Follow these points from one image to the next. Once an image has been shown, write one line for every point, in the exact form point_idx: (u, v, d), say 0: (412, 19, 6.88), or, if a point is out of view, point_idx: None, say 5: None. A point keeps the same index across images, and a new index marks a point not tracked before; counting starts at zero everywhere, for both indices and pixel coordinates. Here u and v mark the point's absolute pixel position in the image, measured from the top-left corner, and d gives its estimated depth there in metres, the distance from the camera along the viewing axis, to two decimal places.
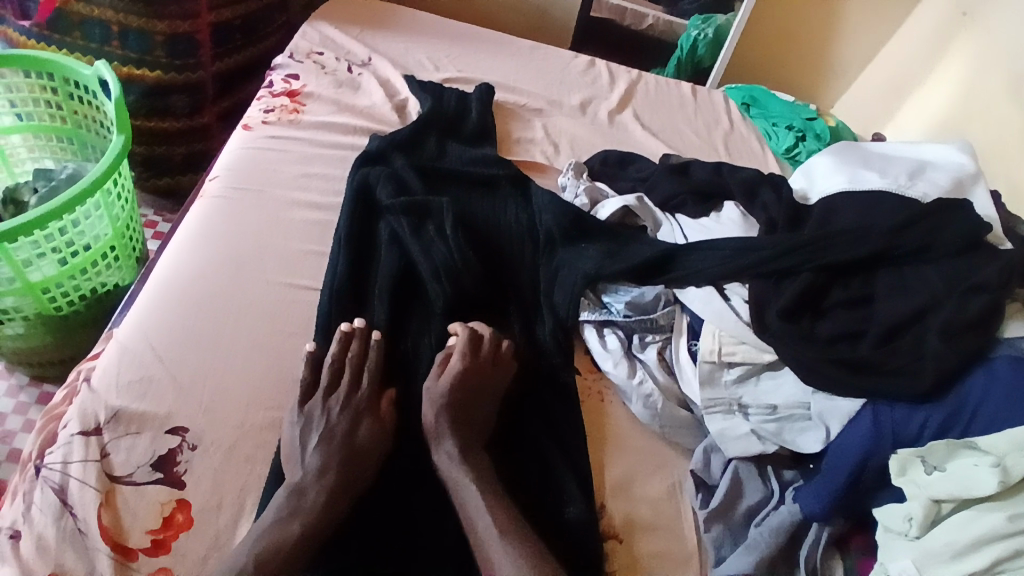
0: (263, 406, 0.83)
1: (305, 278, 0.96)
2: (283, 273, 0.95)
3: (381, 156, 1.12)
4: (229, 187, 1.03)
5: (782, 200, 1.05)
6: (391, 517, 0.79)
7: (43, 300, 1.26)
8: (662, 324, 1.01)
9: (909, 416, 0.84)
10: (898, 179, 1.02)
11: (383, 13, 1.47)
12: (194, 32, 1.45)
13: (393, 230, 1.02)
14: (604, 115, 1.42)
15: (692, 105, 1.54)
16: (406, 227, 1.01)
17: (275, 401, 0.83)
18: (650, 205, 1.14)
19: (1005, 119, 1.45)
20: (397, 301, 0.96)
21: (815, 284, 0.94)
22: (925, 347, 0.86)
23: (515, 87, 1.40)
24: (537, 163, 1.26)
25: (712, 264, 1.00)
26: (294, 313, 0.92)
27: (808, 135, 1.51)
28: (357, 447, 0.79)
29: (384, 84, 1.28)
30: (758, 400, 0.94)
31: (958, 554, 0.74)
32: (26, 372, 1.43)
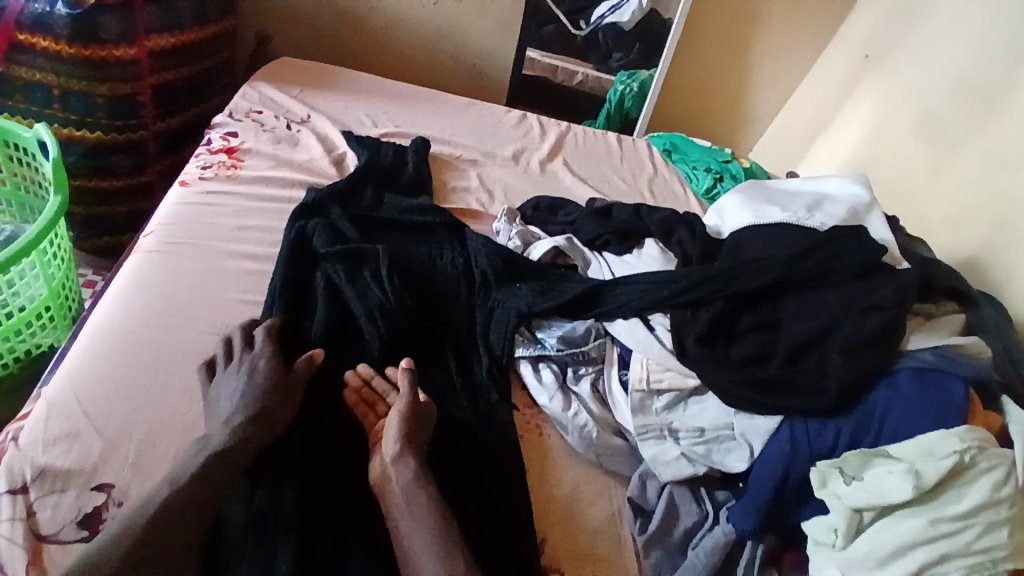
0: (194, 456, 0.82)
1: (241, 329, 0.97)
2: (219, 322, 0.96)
3: (318, 207, 1.16)
4: (164, 242, 1.03)
5: (695, 236, 1.13)
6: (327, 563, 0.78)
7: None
8: (594, 356, 1.06)
9: (822, 429, 0.90)
10: (798, 213, 1.10)
11: (322, 75, 1.54)
12: (137, 94, 1.48)
13: (330, 276, 1.04)
14: (536, 164, 1.51)
15: (617, 154, 1.65)
16: (344, 274, 1.04)
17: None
18: (579, 244, 1.20)
19: (911, 154, 1.62)
20: (333, 347, 0.98)
21: (726, 311, 1.00)
22: (828, 364, 0.94)
23: (450, 140, 1.47)
24: (471, 211, 1.31)
25: (633, 298, 1.06)
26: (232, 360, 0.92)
27: (725, 177, 1.63)
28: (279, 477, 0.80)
29: (322, 140, 1.33)
30: (687, 424, 0.98)
31: (883, 561, 0.77)
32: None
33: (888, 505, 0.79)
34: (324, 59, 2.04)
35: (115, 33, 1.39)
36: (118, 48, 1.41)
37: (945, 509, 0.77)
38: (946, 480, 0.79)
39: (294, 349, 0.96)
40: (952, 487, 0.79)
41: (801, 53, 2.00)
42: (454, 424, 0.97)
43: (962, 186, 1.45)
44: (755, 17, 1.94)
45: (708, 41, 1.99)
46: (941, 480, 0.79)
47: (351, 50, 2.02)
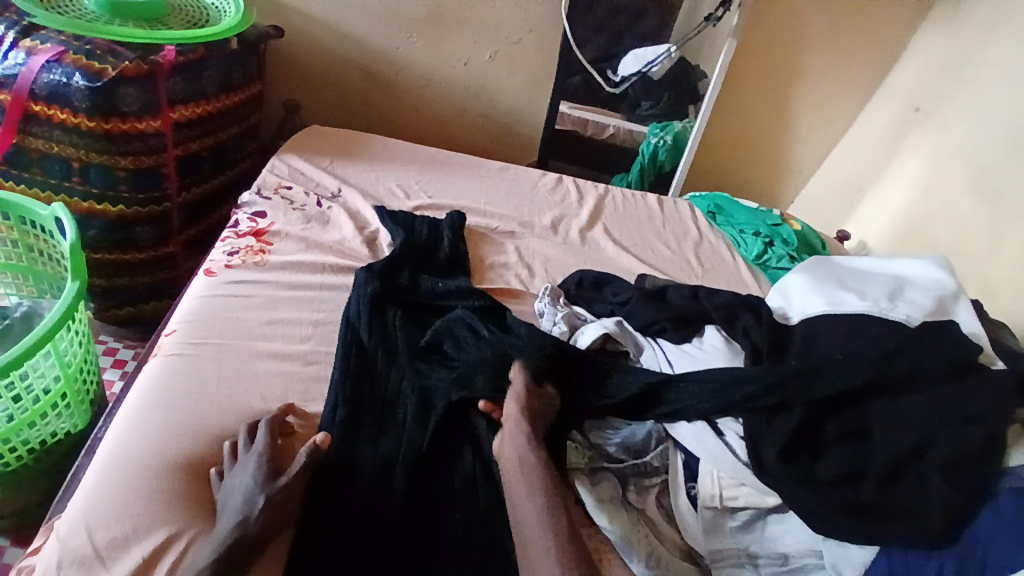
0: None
1: None
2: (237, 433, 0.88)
3: (382, 296, 1.09)
4: (187, 342, 0.97)
5: (763, 323, 1.03)
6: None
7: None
8: (656, 466, 0.96)
9: (924, 561, 0.80)
10: (878, 303, 1.00)
11: (352, 143, 1.49)
12: (160, 166, 1.44)
13: (401, 378, 1.00)
14: (576, 233, 1.42)
15: (660, 217, 1.56)
16: (420, 370, 1.01)
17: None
18: (630, 329, 1.11)
19: (969, 215, 1.52)
20: (364, 458, 0.89)
21: (808, 419, 0.89)
22: (927, 483, 0.82)
23: (486, 210, 1.40)
24: (510, 289, 1.22)
25: (698, 398, 0.96)
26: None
27: (774, 241, 1.53)
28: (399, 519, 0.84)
29: (354, 217, 1.27)
30: (769, 549, 0.89)
31: None
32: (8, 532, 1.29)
33: None
34: (351, 124, 2.01)
35: (135, 106, 1.35)
36: (140, 121, 1.37)
37: None
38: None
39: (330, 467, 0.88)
40: None
41: (844, 104, 1.92)
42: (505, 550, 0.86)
43: None
44: (794, 70, 1.88)
45: (745, 95, 1.93)
46: None
47: (378, 112, 1.98)
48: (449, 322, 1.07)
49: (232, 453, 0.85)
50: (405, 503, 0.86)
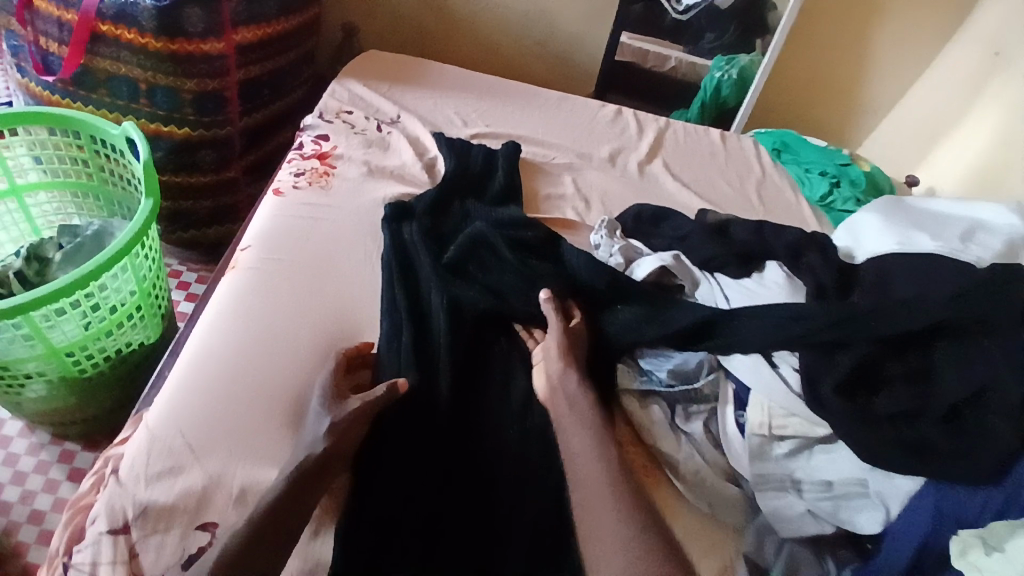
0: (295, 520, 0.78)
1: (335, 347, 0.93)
2: (292, 407, 0.85)
3: (405, 211, 1.12)
4: (261, 257, 1.02)
5: (829, 262, 1.00)
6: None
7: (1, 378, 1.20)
8: (707, 394, 0.98)
9: (970, 497, 0.80)
10: (950, 243, 0.96)
11: (412, 70, 1.49)
12: (223, 90, 1.47)
13: (430, 292, 1.01)
14: (634, 166, 1.40)
15: (721, 152, 1.51)
16: (453, 283, 1.02)
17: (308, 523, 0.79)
18: (688, 263, 1.11)
19: None
20: (421, 361, 0.92)
21: (869, 359, 0.88)
22: (989, 427, 0.80)
23: (543, 141, 1.39)
24: (565, 220, 1.23)
25: (754, 331, 0.97)
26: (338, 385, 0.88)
27: (842, 181, 1.46)
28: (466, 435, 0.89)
29: (413, 143, 1.29)
30: (812, 476, 0.89)
31: None
32: (48, 431, 1.41)
33: None
34: (407, 50, 2.01)
35: (199, 27, 1.36)
36: (204, 44, 1.39)
37: None
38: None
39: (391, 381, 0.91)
40: None
41: (927, 36, 1.78)
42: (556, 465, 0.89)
43: None
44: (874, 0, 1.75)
45: (820, 26, 1.81)
46: None
47: (430, 39, 1.96)
48: (475, 242, 1.08)
49: (336, 282, 1.01)
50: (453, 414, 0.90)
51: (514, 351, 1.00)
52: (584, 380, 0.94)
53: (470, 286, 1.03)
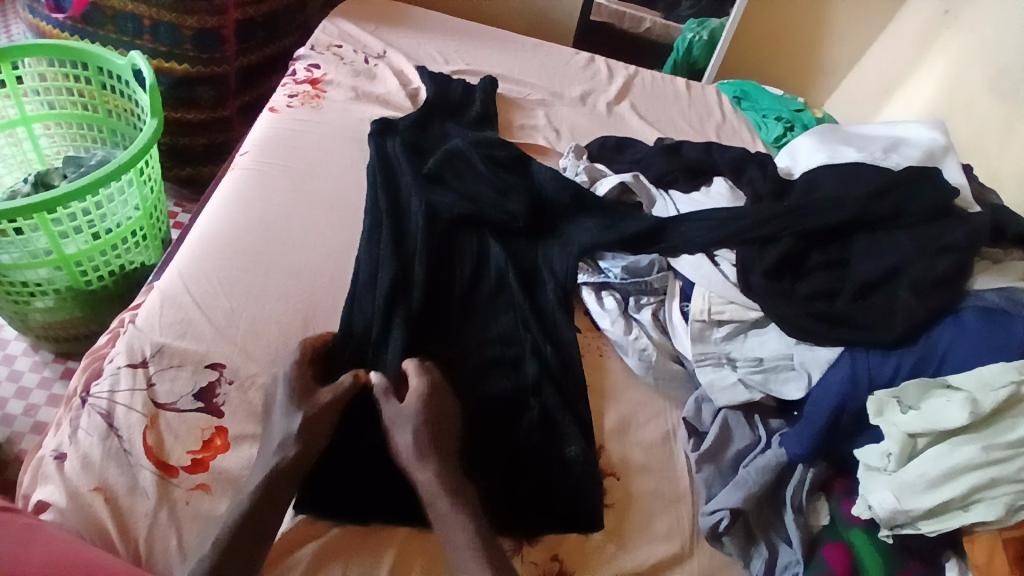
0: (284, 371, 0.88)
1: (324, 238, 1.05)
2: (286, 284, 0.97)
3: (388, 128, 1.22)
4: (258, 162, 1.13)
5: (766, 175, 1.13)
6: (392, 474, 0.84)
7: (14, 286, 1.27)
8: (656, 287, 1.10)
9: (883, 360, 0.90)
10: (873, 153, 1.10)
11: (399, 13, 1.59)
12: (221, 28, 1.56)
13: (411, 196, 1.11)
14: (603, 105, 1.52)
15: (685, 98, 1.63)
16: (429, 188, 1.12)
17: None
18: (645, 182, 1.23)
19: (987, 110, 1.55)
20: (400, 248, 1.03)
21: (795, 249, 1.00)
22: (896, 300, 0.92)
23: (519, 80, 1.50)
24: (538, 146, 1.35)
25: (697, 235, 1.10)
26: (329, 269, 1.01)
27: (796, 126, 1.57)
28: (439, 313, 1.01)
29: (397, 75, 1.39)
30: (746, 353, 1.01)
31: (934, 484, 0.79)
32: (51, 348, 1.47)
33: (943, 431, 0.80)
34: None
35: None
36: None
37: (1002, 438, 0.78)
38: (1003, 410, 0.79)
39: (368, 263, 1.00)
40: (1008, 418, 0.79)
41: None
42: (519, 342, 1.00)
43: None
44: None
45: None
46: (1002, 409, 0.79)
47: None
48: (452, 156, 1.19)
49: (326, 187, 1.12)
50: (425, 290, 0.99)
51: (481, 245, 1.10)
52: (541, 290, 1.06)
53: (446, 190, 1.14)
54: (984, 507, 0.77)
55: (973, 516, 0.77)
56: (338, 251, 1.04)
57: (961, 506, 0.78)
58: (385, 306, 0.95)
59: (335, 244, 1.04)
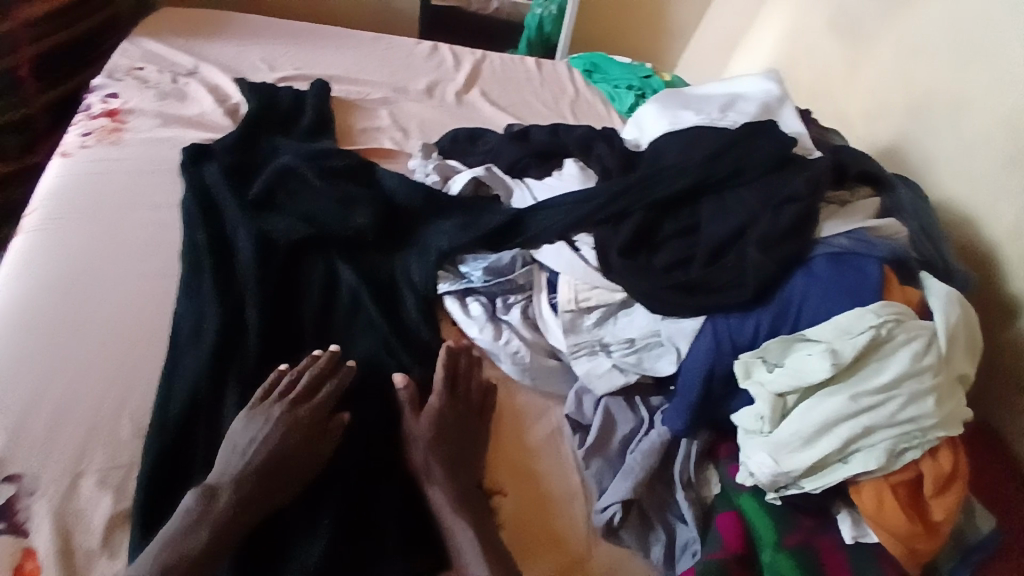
0: (99, 462, 0.76)
1: (137, 293, 0.91)
2: (96, 356, 0.84)
3: (204, 154, 1.09)
4: (48, 217, 0.97)
5: (613, 151, 1.10)
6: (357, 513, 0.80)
7: None
8: (522, 283, 1.05)
9: (742, 322, 0.90)
10: (711, 115, 1.09)
11: (210, 22, 1.43)
12: (13, 69, 1.35)
13: (238, 228, 0.99)
14: (452, 96, 1.44)
15: (537, 78, 1.59)
16: (257, 217, 1.01)
17: (113, 458, 0.77)
18: (500, 173, 1.16)
19: (828, 54, 1.64)
20: (228, 290, 0.92)
21: (646, 222, 0.98)
22: (744, 260, 0.91)
23: (357, 78, 1.40)
24: (383, 149, 1.25)
25: (555, 221, 1.06)
26: (145, 325, 0.88)
27: (647, 93, 1.56)
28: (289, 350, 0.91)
29: (212, 90, 1.25)
30: (618, 336, 0.99)
31: (809, 441, 0.79)
32: None
33: (809, 385, 0.81)
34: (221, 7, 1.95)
35: None
36: None
37: (867, 383, 0.78)
38: (866, 355, 0.80)
39: (191, 316, 0.89)
40: (873, 360, 0.80)
41: None
42: (383, 368, 0.93)
43: (881, 78, 1.46)
44: None
45: None
46: (863, 354, 0.80)
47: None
48: (280, 175, 1.08)
49: (137, 232, 0.98)
50: (262, 334, 0.89)
51: (323, 266, 1.00)
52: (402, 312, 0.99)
53: (276, 214, 1.03)
54: (864, 457, 0.77)
55: (851, 468, 0.78)
56: (155, 303, 0.91)
57: (841, 458, 0.79)
58: (213, 364, 0.85)
59: (153, 297, 0.92)
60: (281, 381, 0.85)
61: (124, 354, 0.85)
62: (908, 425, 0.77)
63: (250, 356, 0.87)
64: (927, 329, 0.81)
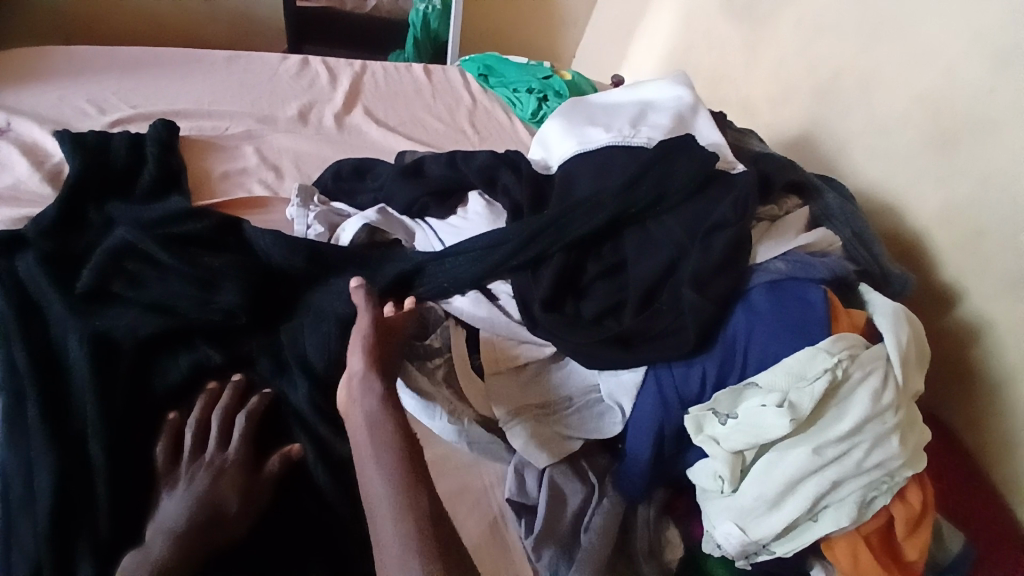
0: None
1: None
2: None
3: (22, 241, 0.90)
4: None
5: (522, 178, 0.96)
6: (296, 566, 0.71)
7: None
8: (438, 347, 0.89)
9: (687, 372, 0.80)
10: (623, 131, 0.97)
11: (24, 63, 1.24)
12: None
13: (67, 335, 0.80)
14: (330, 119, 1.26)
15: (427, 88, 1.42)
16: (90, 316, 0.82)
17: None
18: (395, 214, 1.01)
19: (725, 35, 1.58)
20: (59, 423, 0.73)
21: (568, 266, 0.86)
22: (682, 299, 0.80)
23: (212, 111, 1.20)
24: (252, 198, 1.06)
25: (464, 270, 0.90)
26: None
27: (548, 96, 1.43)
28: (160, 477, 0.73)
29: (27, 151, 1.06)
30: (552, 395, 0.87)
31: (775, 504, 0.73)
32: None
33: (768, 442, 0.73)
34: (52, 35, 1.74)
35: None
36: None
37: (828, 434, 0.72)
38: (824, 401, 0.73)
39: (17, 467, 0.71)
40: (832, 406, 0.74)
41: None
42: (287, 482, 0.76)
43: (785, 59, 1.41)
44: None
45: None
46: (821, 401, 0.73)
47: (81, 8, 1.73)
48: (117, 256, 0.89)
49: None
50: (112, 474, 0.71)
51: (184, 362, 0.81)
52: (299, 402, 0.81)
53: (116, 308, 0.85)
54: (834, 514, 0.72)
55: (824, 527, 0.72)
56: None
57: (810, 517, 0.73)
58: (55, 529, 0.67)
59: None
60: (188, 434, 0.76)
61: None
62: (875, 471, 0.73)
63: (99, 505, 0.69)
64: (880, 357, 0.76)
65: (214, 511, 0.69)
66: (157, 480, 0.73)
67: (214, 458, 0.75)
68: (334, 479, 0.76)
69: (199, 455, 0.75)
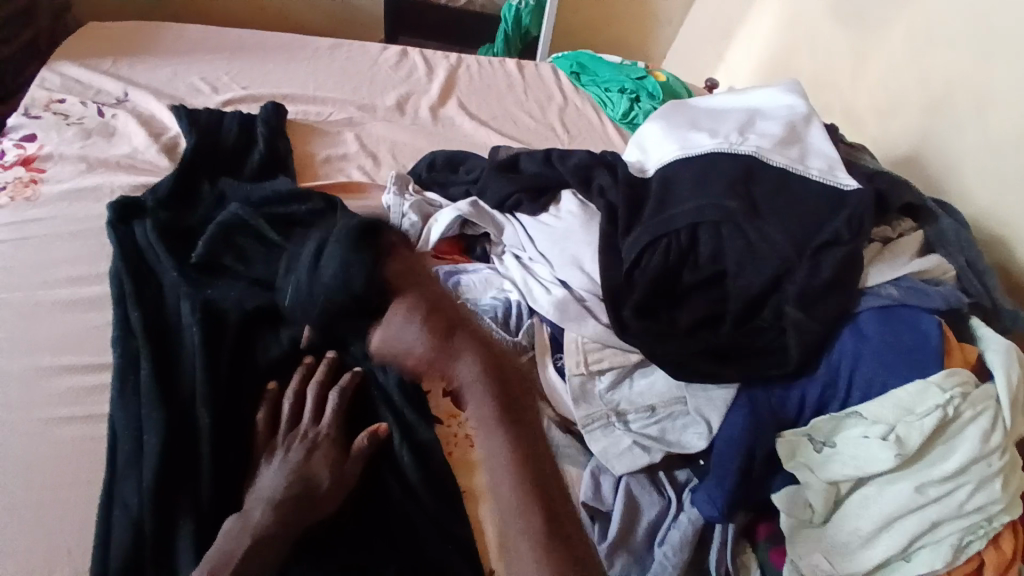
0: None
1: (75, 397, 0.81)
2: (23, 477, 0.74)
3: (142, 210, 0.97)
4: None
5: (619, 179, 0.94)
6: (379, 544, 0.72)
7: None
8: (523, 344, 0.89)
9: (786, 395, 0.78)
10: (729, 137, 0.94)
11: (147, 41, 1.33)
12: None
13: (180, 302, 0.85)
14: (425, 111, 1.28)
15: (520, 83, 1.43)
16: (201, 287, 0.87)
17: None
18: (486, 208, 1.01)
19: (832, 41, 1.50)
20: (168, 385, 0.78)
21: (665, 271, 0.82)
22: (784, 317, 0.77)
23: (314, 97, 1.25)
24: (350, 183, 1.09)
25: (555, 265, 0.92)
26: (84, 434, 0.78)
27: (641, 96, 1.40)
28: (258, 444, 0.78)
29: (145, 123, 1.13)
30: (635, 403, 0.84)
31: (868, 539, 0.70)
32: None
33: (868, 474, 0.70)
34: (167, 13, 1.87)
35: None
36: None
37: (933, 473, 0.68)
38: (933, 437, 0.69)
39: (128, 423, 0.76)
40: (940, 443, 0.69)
41: None
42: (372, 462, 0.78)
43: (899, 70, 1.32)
44: None
45: None
46: (930, 437, 0.69)
47: None
48: (226, 230, 0.93)
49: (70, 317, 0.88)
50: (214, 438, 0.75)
51: (283, 339, 0.85)
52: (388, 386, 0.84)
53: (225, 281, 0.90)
54: (929, 554, 0.68)
55: (916, 568, 0.69)
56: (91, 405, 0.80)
57: (902, 556, 0.69)
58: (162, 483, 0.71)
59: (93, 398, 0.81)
60: (285, 408, 0.80)
61: (60, 474, 0.75)
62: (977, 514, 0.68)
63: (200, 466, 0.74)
64: (991, 397, 0.71)
65: (306, 483, 0.72)
66: (256, 448, 0.78)
67: (307, 432, 0.78)
68: (419, 464, 0.78)
69: (295, 426, 0.79)
